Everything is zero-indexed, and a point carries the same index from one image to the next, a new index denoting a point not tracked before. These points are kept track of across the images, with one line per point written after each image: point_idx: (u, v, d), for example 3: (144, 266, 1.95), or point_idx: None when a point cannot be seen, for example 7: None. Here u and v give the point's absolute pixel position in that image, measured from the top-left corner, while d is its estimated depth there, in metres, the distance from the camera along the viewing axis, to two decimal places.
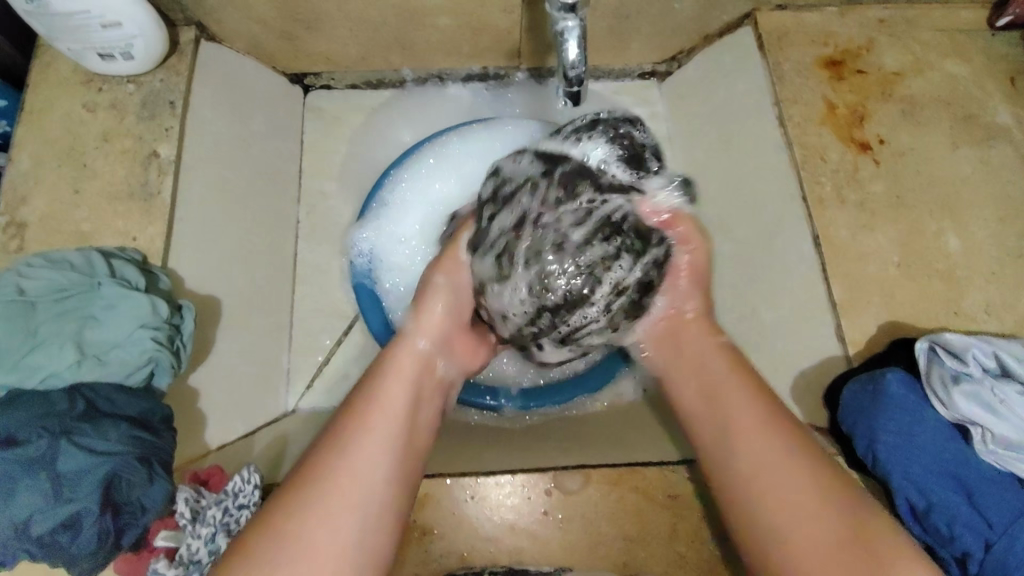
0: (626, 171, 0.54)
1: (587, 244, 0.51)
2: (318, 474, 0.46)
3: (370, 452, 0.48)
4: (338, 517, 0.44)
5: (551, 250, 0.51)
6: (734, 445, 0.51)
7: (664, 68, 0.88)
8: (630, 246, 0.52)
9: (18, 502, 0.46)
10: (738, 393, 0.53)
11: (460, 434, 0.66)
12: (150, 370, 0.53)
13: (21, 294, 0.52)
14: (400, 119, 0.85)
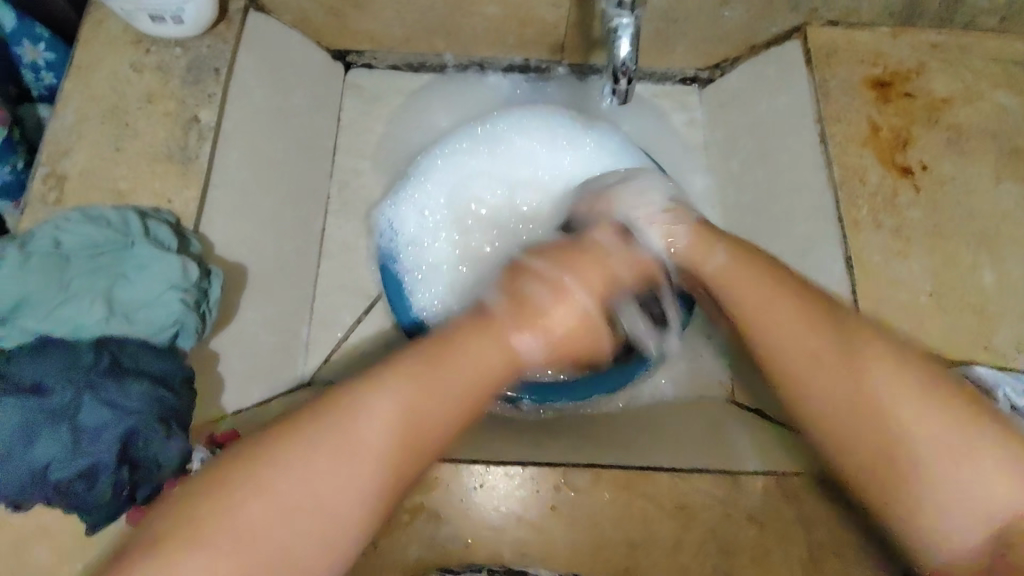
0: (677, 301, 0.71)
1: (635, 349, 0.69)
2: (344, 409, 0.43)
3: (406, 406, 0.44)
4: (349, 449, 0.42)
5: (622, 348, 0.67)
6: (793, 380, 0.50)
7: (706, 75, 0.87)
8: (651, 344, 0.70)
9: (37, 450, 0.46)
10: (781, 315, 0.52)
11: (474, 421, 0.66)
12: (175, 331, 0.54)
13: (57, 247, 0.53)
14: (439, 103, 0.85)
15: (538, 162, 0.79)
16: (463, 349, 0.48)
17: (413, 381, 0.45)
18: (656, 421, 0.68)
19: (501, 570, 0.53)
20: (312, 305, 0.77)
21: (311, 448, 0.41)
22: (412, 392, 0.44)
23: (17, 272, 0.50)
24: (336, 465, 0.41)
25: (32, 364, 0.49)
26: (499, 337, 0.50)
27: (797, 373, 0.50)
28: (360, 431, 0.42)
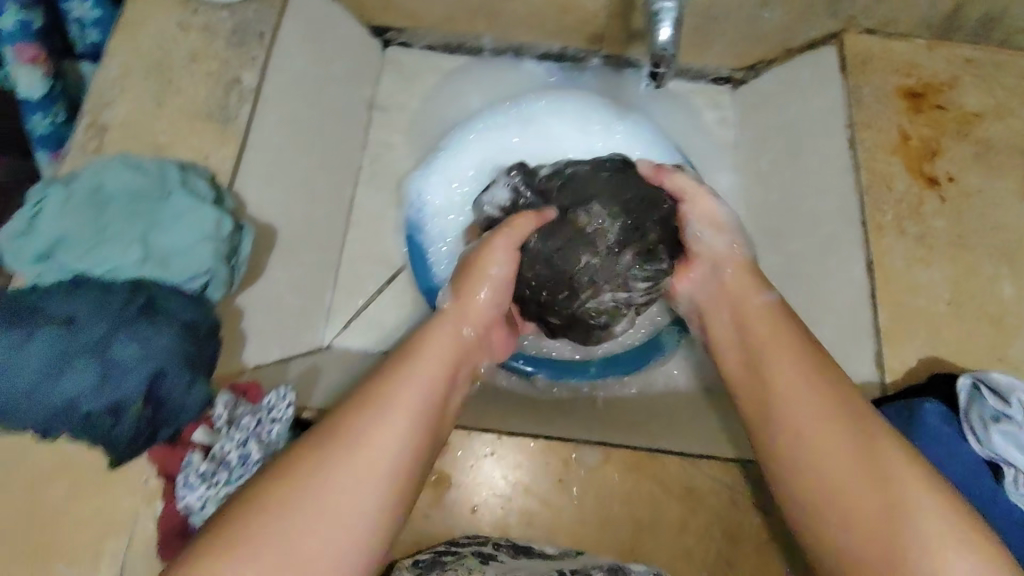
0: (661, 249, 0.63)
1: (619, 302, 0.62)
2: (355, 428, 0.47)
3: (416, 409, 0.50)
4: (372, 460, 0.46)
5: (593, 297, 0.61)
6: (777, 413, 0.54)
7: (740, 75, 0.88)
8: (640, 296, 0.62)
9: (66, 383, 0.47)
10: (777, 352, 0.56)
11: (493, 397, 0.67)
12: (205, 281, 0.55)
13: (98, 190, 0.54)
14: (475, 84, 0.87)
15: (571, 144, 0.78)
16: (438, 347, 0.55)
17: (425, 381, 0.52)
18: (670, 410, 0.68)
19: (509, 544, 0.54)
20: (336, 272, 0.79)
21: (335, 473, 0.45)
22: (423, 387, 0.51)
23: (58, 212, 0.52)
24: (362, 480, 0.45)
25: (67, 300, 0.50)
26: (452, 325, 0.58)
27: (790, 405, 0.53)
28: (380, 443, 0.47)
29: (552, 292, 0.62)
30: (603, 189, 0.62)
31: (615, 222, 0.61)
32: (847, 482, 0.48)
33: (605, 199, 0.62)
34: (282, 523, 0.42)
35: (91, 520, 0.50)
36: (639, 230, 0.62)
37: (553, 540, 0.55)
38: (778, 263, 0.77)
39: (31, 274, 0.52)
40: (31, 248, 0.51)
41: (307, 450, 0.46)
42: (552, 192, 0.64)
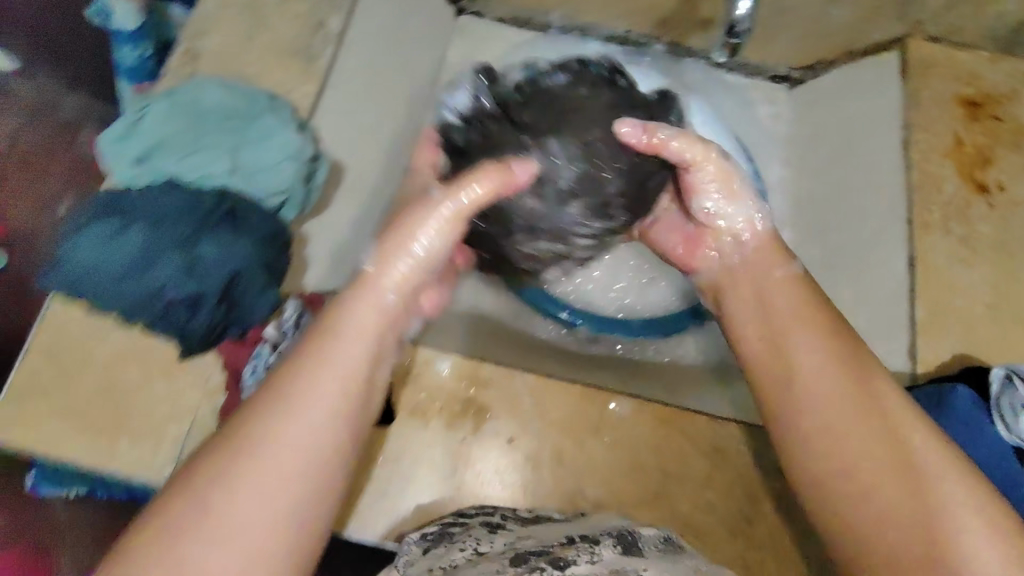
0: (617, 205, 0.59)
1: (559, 246, 0.60)
2: (255, 430, 0.38)
3: (331, 400, 0.41)
4: (289, 462, 0.38)
5: (531, 238, 0.59)
6: (793, 397, 0.49)
7: (797, 75, 0.89)
8: (582, 244, 0.61)
9: (155, 271, 0.51)
10: (808, 339, 0.50)
11: (534, 347, 0.71)
12: (283, 200, 0.58)
13: (195, 104, 0.58)
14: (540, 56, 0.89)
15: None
16: (362, 320, 0.45)
17: (342, 365, 0.42)
18: (703, 379, 0.69)
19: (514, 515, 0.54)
20: None
21: (229, 489, 0.37)
22: (338, 370, 0.42)
23: (162, 120, 0.56)
24: (266, 497, 0.37)
25: (161, 199, 0.53)
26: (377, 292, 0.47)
27: (801, 388, 0.49)
28: (281, 448, 0.38)
29: (489, 224, 0.58)
30: (565, 116, 0.56)
31: (572, 167, 0.56)
32: (855, 468, 0.45)
33: (567, 134, 0.56)
34: (184, 539, 0.35)
35: (161, 404, 0.55)
36: (595, 179, 0.56)
37: (580, 483, 0.57)
38: (820, 255, 0.79)
39: (125, 178, 0.55)
40: (132, 150, 0.55)
41: (212, 456, 0.38)
42: (514, 105, 0.57)
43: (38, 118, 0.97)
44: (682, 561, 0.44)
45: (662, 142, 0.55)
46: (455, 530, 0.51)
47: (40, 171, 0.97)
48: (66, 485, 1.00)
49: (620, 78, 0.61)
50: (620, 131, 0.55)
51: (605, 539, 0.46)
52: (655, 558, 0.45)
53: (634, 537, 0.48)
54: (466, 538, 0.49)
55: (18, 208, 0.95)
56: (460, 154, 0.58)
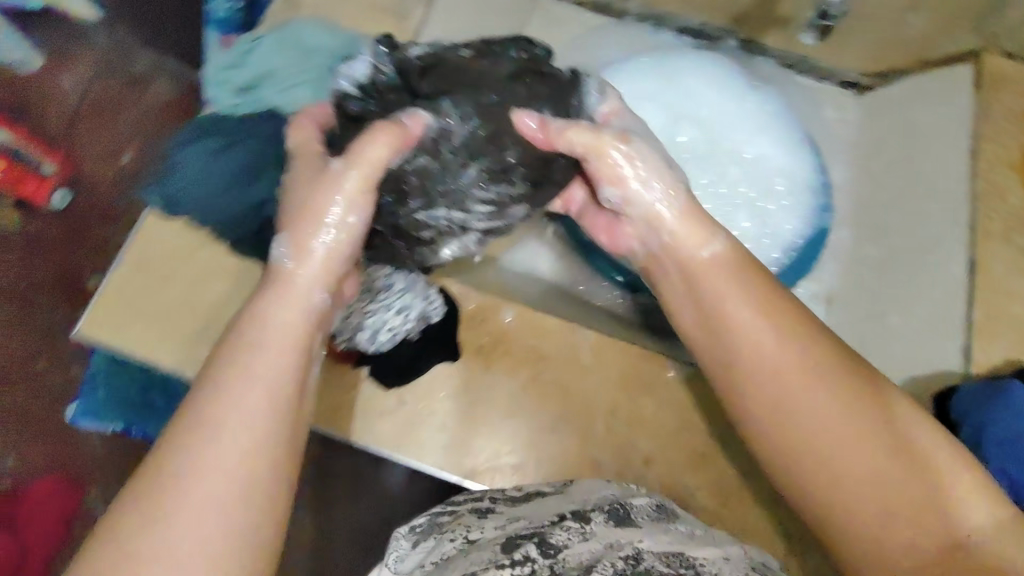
0: (522, 175, 0.54)
1: (463, 220, 0.55)
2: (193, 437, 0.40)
3: (262, 394, 0.43)
4: (232, 458, 0.40)
5: (426, 210, 0.53)
6: (764, 409, 0.48)
7: (867, 82, 0.90)
8: (483, 215, 0.55)
9: (257, 187, 0.60)
10: (757, 341, 0.48)
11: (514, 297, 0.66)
12: None
13: (303, 41, 0.65)
14: (613, 40, 0.91)
15: (721, 112, 0.75)
16: (288, 316, 0.47)
17: (262, 378, 0.43)
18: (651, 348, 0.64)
19: (503, 497, 0.56)
20: None
21: (177, 496, 0.38)
22: (255, 387, 0.43)
23: (273, 52, 0.65)
24: (216, 494, 0.39)
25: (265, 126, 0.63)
26: (306, 291, 0.48)
27: (775, 395, 0.47)
28: (212, 472, 0.39)
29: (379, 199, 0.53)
30: (467, 84, 0.53)
31: (466, 126, 0.52)
32: (856, 467, 0.45)
33: (462, 99, 0.52)
34: (145, 550, 0.37)
35: (214, 306, 0.59)
36: (494, 144, 0.52)
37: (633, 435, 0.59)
38: (878, 255, 0.80)
39: (234, 103, 0.65)
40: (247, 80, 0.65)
41: (154, 470, 0.39)
42: (412, 73, 0.53)
43: (110, 64, 1.01)
44: (672, 530, 0.47)
45: (556, 134, 0.53)
46: (445, 522, 0.54)
47: (109, 118, 1.02)
48: (105, 422, 0.92)
49: (527, 44, 0.55)
50: (519, 124, 0.53)
51: (596, 512, 0.48)
52: (646, 528, 0.48)
53: (626, 507, 0.50)
54: (455, 530, 0.51)
55: (84, 150, 1.00)
56: (354, 124, 0.54)
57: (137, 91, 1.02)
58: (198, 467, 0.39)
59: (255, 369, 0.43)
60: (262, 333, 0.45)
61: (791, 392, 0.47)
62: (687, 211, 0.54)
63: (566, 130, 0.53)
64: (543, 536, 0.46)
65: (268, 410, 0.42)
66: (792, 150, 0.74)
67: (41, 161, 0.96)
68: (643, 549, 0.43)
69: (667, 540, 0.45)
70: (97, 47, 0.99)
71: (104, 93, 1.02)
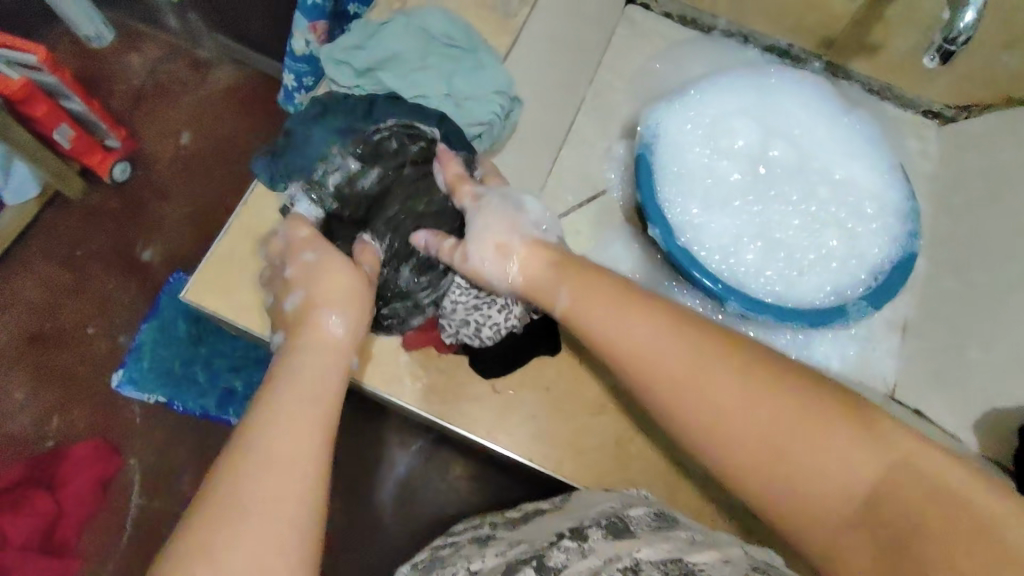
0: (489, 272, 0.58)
1: (450, 311, 0.60)
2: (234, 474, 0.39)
3: (304, 430, 0.42)
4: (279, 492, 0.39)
5: (415, 307, 0.60)
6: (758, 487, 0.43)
7: (951, 113, 0.89)
8: (469, 305, 0.59)
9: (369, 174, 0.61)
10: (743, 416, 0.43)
11: None
12: (480, 132, 0.67)
13: (426, 32, 0.66)
14: (700, 55, 0.92)
15: (810, 132, 0.76)
16: (320, 364, 0.47)
17: (309, 417, 0.43)
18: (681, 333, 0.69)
19: (503, 521, 0.64)
20: (546, 174, 0.85)
21: (228, 529, 0.38)
22: (294, 442, 0.41)
23: (396, 35, 0.65)
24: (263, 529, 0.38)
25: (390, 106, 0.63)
26: (327, 342, 0.49)
27: (744, 467, 0.43)
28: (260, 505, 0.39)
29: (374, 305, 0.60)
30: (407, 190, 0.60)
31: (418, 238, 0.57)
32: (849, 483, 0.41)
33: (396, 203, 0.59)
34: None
35: None
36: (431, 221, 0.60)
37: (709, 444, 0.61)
38: (954, 287, 0.79)
39: (349, 85, 0.65)
40: (367, 59, 0.65)
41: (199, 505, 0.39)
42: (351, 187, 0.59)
43: (180, 53, 1.15)
44: (673, 537, 0.48)
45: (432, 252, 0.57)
46: (448, 556, 0.57)
47: (172, 99, 1.14)
48: (146, 391, 1.00)
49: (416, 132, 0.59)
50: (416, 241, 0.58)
51: (593, 527, 0.49)
52: (645, 538, 0.48)
53: (624, 519, 0.51)
54: (456, 563, 0.53)
55: (150, 132, 1.12)
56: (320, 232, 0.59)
57: (200, 74, 1.15)
58: (243, 530, 0.38)
59: (295, 425, 0.42)
60: (296, 389, 0.44)
61: (769, 455, 0.42)
62: (534, 278, 0.55)
63: (429, 244, 0.57)
64: (540, 560, 0.47)
65: (310, 445, 0.42)
66: (883, 174, 0.74)
67: (107, 135, 1.06)
68: (641, 560, 0.44)
69: (666, 548, 0.45)
70: (172, 33, 1.14)
71: (167, 77, 1.14)
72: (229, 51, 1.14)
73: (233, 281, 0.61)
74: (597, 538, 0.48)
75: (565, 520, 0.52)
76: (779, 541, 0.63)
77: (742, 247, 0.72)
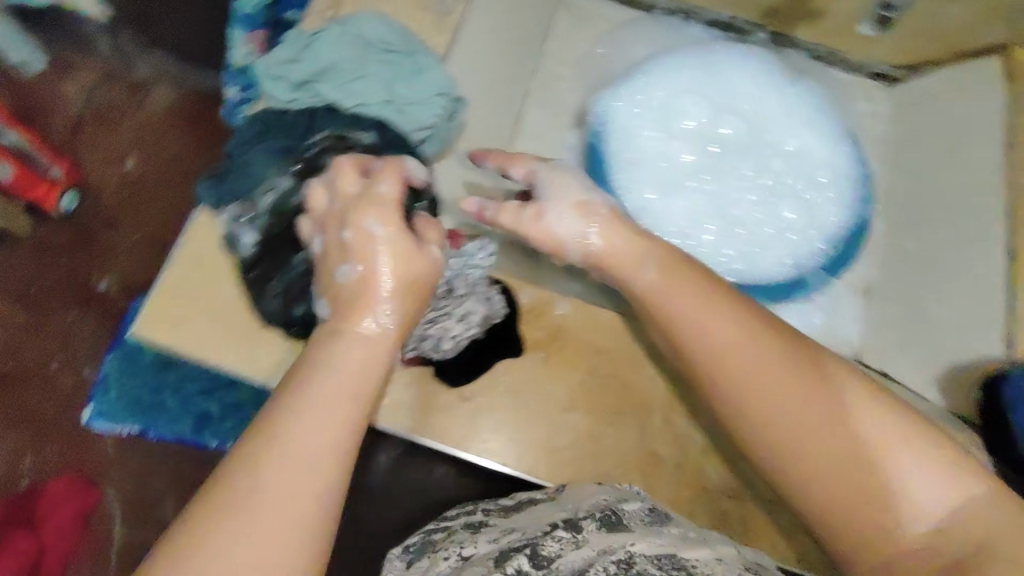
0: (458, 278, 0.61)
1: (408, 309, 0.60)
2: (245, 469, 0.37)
3: (327, 432, 0.39)
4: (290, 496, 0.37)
5: None
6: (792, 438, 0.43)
7: (897, 73, 0.90)
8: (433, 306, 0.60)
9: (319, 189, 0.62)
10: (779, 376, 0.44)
11: (547, 299, 0.68)
12: (427, 136, 0.66)
13: (362, 38, 0.65)
14: (644, 36, 0.91)
15: (761, 107, 0.75)
16: (352, 359, 0.44)
17: (334, 419, 0.40)
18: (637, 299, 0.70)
19: (494, 508, 0.62)
20: None
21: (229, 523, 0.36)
22: (307, 457, 0.38)
23: (329, 46, 0.64)
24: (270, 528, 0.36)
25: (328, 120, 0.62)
26: (369, 336, 0.45)
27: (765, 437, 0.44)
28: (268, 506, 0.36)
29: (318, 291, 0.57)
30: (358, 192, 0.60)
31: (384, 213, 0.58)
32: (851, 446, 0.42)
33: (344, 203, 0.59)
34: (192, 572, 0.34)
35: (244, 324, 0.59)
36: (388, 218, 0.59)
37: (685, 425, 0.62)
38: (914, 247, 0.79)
39: (285, 100, 0.63)
40: (302, 73, 0.64)
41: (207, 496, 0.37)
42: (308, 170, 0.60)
43: (113, 75, 1.09)
44: (665, 533, 0.47)
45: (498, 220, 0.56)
46: (439, 541, 0.56)
47: (113, 124, 1.09)
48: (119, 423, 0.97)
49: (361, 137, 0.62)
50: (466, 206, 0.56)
51: (587, 519, 0.49)
52: (638, 531, 0.48)
53: (617, 513, 0.51)
54: (448, 547, 0.52)
55: (94, 160, 1.08)
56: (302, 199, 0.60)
57: (139, 96, 1.10)
58: (243, 540, 0.35)
59: (313, 428, 0.39)
60: (326, 386, 0.41)
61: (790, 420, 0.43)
62: (617, 251, 0.54)
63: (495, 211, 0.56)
64: (534, 548, 0.46)
65: (330, 449, 0.39)
66: (835, 144, 0.74)
67: (50, 166, 1.02)
68: (635, 551, 0.44)
69: (659, 543, 0.45)
70: (100, 56, 1.07)
71: (103, 102, 1.09)
72: (166, 69, 1.09)
73: (180, 312, 0.59)
74: (590, 529, 0.48)
75: (557, 511, 0.52)
76: (758, 521, 0.62)
77: (700, 229, 0.72)
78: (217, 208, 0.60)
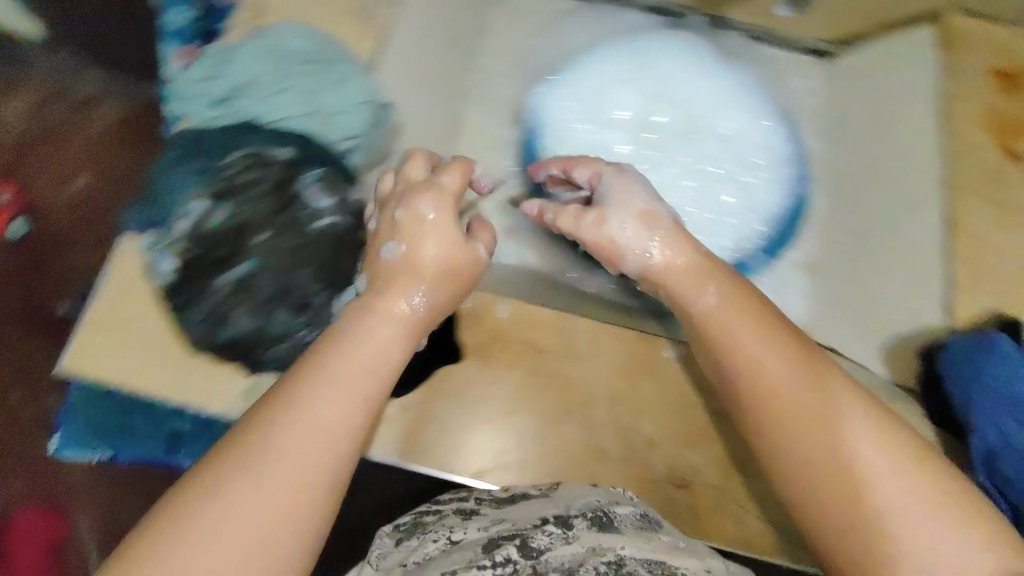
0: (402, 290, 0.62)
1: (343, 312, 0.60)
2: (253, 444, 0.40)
3: (335, 412, 0.42)
4: (293, 469, 0.40)
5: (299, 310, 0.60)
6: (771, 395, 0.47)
7: (830, 46, 0.90)
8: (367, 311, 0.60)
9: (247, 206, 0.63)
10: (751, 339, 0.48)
11: (494, 301, 0.67)
12: (353, 145, 0.66)
13: (283, 49, 0.65)
14: (579, 25, 0.90)
15: (694, 90, 0.75)
16: (369, 343, 0.46)
17: (345, 398, 0.43)
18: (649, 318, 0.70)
19: (489, 497, 0.60)
20: None
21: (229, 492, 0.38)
22: (299, 466, 0.40)
23: (249, 60, 0.64)
24: (269, 496, 0.39)
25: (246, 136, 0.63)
26: (394, 319, 0.48)
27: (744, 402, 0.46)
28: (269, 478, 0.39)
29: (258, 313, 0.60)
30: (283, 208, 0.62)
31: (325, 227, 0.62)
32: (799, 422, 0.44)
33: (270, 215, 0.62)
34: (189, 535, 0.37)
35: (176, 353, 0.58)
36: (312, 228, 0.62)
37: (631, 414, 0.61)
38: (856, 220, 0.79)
39: (207, 118, 0.64)
40: (220, 88, 0.64)
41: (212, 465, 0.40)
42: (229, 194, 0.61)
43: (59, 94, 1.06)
44: (654, 540, 0.48)
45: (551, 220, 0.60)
46: (430, 521, 0.56)
47: (60, 145, 1.06)
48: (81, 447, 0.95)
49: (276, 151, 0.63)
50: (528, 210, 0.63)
51: (579, 518, 0.49)
52: (629, 535, 0.48)
53: (611, 515, 0.51)
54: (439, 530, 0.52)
55: (44, 183, 1.05)
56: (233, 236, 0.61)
57: (89, 114, 1.07)
58: (236, 510, 0.38)
59: (322, 406, 0.42)
60: (343, 370, 0.44)
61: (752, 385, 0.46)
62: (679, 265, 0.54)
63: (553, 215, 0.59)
64: (523, 540, 0.47)
65: (337, 429, 0.42)
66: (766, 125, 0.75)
67: None
68: (626, 555, 0.44)
69: (649, 549, 0.46)
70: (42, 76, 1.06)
71: (49, 122, 1.06)
72: (113, 84, 1.05)
73: (117, 342, 0.58)
74: (582, 528, 0.48)
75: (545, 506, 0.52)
76: (713, 507, 0.62)
77: None
78: (138, 232, 0.60)
